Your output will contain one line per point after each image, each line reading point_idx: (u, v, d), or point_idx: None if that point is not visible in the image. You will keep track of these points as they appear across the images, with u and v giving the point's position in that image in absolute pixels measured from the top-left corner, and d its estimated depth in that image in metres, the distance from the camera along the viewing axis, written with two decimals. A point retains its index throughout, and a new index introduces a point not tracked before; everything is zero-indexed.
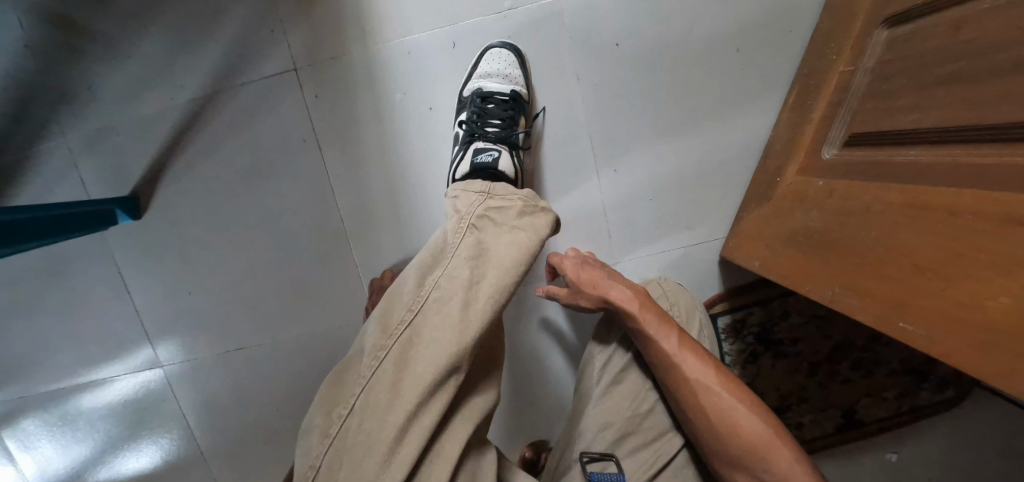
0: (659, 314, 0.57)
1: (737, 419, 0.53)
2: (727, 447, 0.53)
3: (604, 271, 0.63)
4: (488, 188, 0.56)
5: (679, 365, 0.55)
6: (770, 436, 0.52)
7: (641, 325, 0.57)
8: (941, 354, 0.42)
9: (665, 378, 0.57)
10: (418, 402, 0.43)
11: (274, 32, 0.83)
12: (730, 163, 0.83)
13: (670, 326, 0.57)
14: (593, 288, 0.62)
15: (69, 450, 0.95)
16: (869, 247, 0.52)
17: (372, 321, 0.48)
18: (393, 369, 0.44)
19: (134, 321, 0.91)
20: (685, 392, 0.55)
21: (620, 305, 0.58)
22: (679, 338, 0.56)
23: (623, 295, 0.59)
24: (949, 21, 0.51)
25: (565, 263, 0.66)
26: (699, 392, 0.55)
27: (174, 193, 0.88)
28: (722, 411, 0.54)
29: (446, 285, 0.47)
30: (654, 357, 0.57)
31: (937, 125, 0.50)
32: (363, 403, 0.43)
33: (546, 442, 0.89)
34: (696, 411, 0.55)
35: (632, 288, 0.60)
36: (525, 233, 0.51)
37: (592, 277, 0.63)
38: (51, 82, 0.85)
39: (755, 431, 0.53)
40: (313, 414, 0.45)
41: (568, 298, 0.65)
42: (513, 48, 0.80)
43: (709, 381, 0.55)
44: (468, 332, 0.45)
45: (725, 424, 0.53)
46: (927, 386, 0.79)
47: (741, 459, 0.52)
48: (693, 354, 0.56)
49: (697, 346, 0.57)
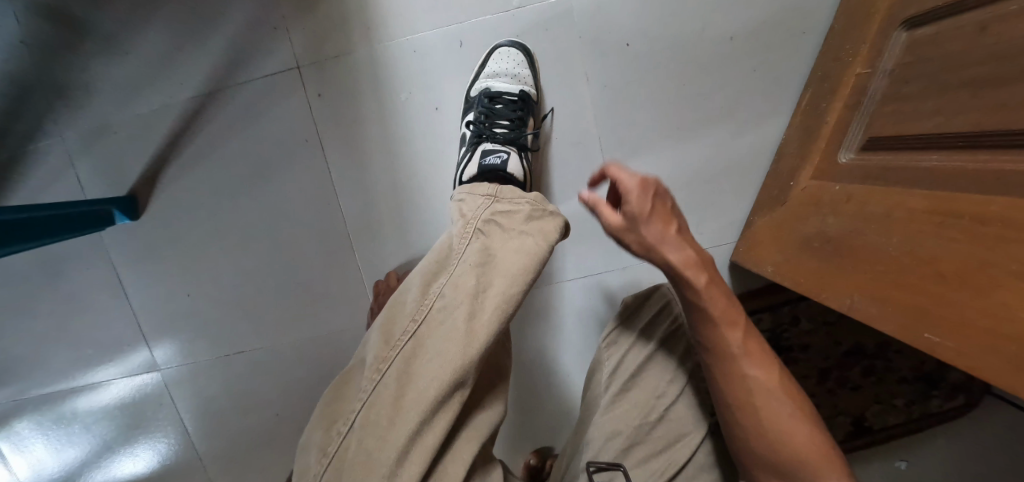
0: (727, 296, 0.47)
1: (795, 429, 0.45)
2: (775, 458, 0.45)
3: (678, 223, 0.44)
4: (494, 190, 0.54)
5: (739, 360, 0.47)
6: (826, 451, 0.45)
7: (706, 305, 0.46)
8: (968, 367, 0.40)
9: (715, 371, 0.48)
10: (421, 419, 0.41)
11: (277, 29, 0.81)
12: (741, 167, 0.82)
13: (739, 315, 0.47)
14: (657, 248, 0.43)
15: (63, 453, 0.93)
16: (888, 255, 0.51)
17: (373, 330, 0.47)
18: (395, 384, 0.42)
19: (131, 323, 0.89)
20: (740, 392, 0.47)
21: (685, 277, 0.44)
22: (745, 330, 0.47)
23: (690, 258, 0.44)
24: (973, 23, 0.50)
25: (633, 199, 0.40)
26: (756, 395, 0.46)
27: (173, 193, 0.86)
28: (777, 418, 0.46)
29: (451, 293, 0.45)
30: (713, 348, 0.48)
31: (960, 130, 0.48)
32: (364, 420, 0.41)
33: (551, 449, 0.87)
34: (747, 415, 0.47)
35: (698, 252, 0.45)
36: (533, 239, 0.49)
37: (664, 231, 0.43)
38: (48, 78, 0.84)
39: (811, 444, 0.45)
40: (312, 428, 0.44)
41: (610, 231, 0.44)
42: (522, 47, 0.78)
43: (772, 384, 0.46)
44: (475, 345, 0.43)
45: (776, 432, 0.45)
46: (938, 393, 0.77)
47: (791, 472, 0.45)
48: (757, 349, 0.48)
49: (761, 340, 0.49)
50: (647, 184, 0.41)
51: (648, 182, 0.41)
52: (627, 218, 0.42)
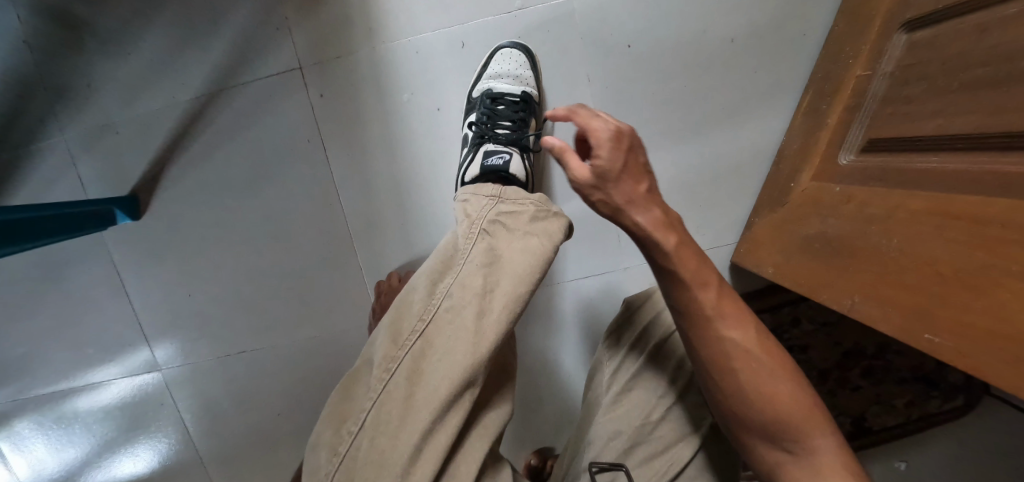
0: (697, 255, 0.44)
1: (776, 390, 0.43)
2: (758, 419, 0.44)
3: (647, 182, 0.41)
4: (498, 191, 0.52)
5: (715, 323, 0.44)
6: (808, 406, 0.44)
7: (676, 265, 0.43)
8: (967, 367, 0.41)
9: (689, 335, 0.46)
10: (432, 418, 0.40)
11: (279, 29, 0.82)
12: (742, 168, 0.82)
13: (709, 273, 0.45)
14: (626, 206, 0.40)
15: (64, 453, 0.93)
16: (889, 255, 0.51)
17: (380, 330, 0.44)
18: (405, 383, 0.41)
19: (132, 323, 0.89)
20: (716, 356, 0.45)
21: (654, 239, 0.41)
22: (717, 288, 0.45)
23: (656, 218, 0.41)
24: (973, 26, 0.50)
25: (606, 149, 0.37)
26: (734, 358, 0.44)
27: (174, 193, 0.86)
28: (757, 380, 0.44)
29: (458, 293, 0.43)
30: (685, 310, 0.45)
31: (960, 132, 0.49)
32: (374, 420, 0.40)
33: (551, 449, 0.87)
34: (725, 379, 0.45)
35: (665, 213, 0.42)
36: (539, 239, 0.48)
37: (632, 188, 0.40)
38: (50, 78, 0.84)
39: (794, 402, 0.44)
40: (320, 429, 0.42)
41: (573, 186, 0.41)
42: (523, 48, 0.78)
43: (749, 344, 0.45)
44: (485, 345, 0.41)
45: (756, 394, 0.44)
46: (937, 394, 0.78)
47: (776, 432, 0.44)
48: (731, 307, 0.45)
49: (734, 297, 0.46)
50: (620, 134, 0.38)
51: (621, 133, 0.38)
52: (596, 171, 0.39)
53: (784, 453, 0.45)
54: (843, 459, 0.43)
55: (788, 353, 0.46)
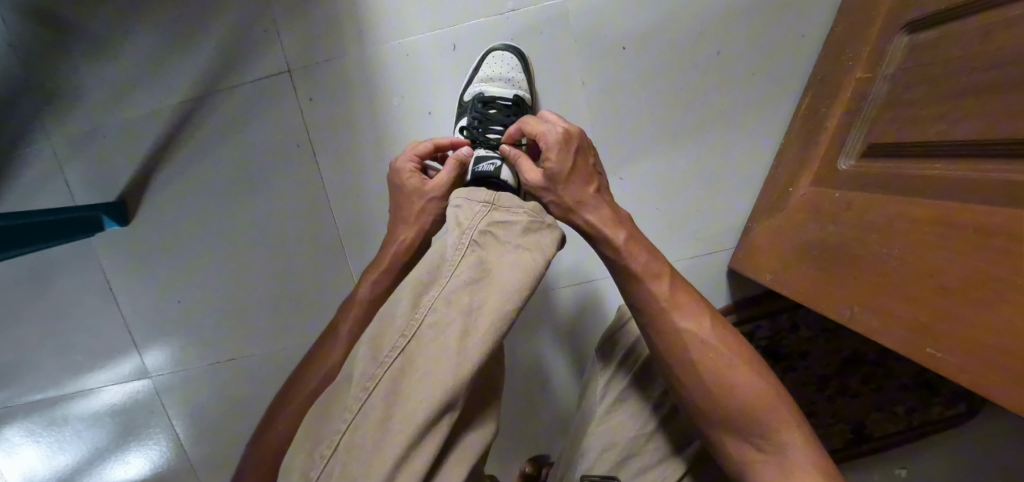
0: (650, 250, 0.49)
1: (734, 377, 0.44)
2: (720, 410, 0.44)
3: (596, 183, 0.51)
4: (493, 196, 0.46)
5: (671, 312, 0.46)
6: (771, 397, 0.44)
7: (628, 259, 0.48)
8: (970, 384, 0.39)
9: (648, 330, 0.47)
10: (407, 444, 0.36)
11: (267, 31, 0.80)
12: (740, 172, 0.81)
13: (661, 266, 0.49)
14: (576, 204, 0.50)
15: (55, 459, 0.92)
16: (892, 265, 0.50)
17: (361, 345, 0.42)
18: (382, 405, 0.38)
19: (121, 329, 0.88)
20: (674, 347, 0.46)
21: (602, 231, 0.49)
22: (670, 279, 0.49)
23: (604, 216, 0.49)
24: (976, 29, 0.48)
25: (553, 150, 0.49)
26: (692, 349, 0.45)
27: (164, 198, 0.85)
28: (716, 370, 0.45)
29: (443, 309, 0.40)
30: (641, 304, 0.48)
31: (964, 137, 0.47)
32: (349, 443, 0.37)
33: (546, 456, 0.86)
34: (685, 370, 0.45)
35: (615, 211, 0.50)
36: (531, 255, 0.43)
37: (581, 188, 0.50)
38: (36, 83, 0.82)
39: (755, 394, 0.44)
40: (294, 453, 0.39)
41: (532, 187, 0.51)
42: (515, 50, 0.77)
43: (705, 335, 0.46)
44: (468, 366, 0.38)
45: (718, 385, 0.44)
46: (938, 401, 0.75)
47: (739, 424, 0.43)
48: (685, 296, 0.48)
49: (689, 292, 0.49)
50: (567, 136, 0.50)
51: (568, 136, 0.50)
52: (548, 172, 0.49)
53: (753, 448, 0.43)
54: (812, 458, 0.41)
55: (747, 342, 0.47)
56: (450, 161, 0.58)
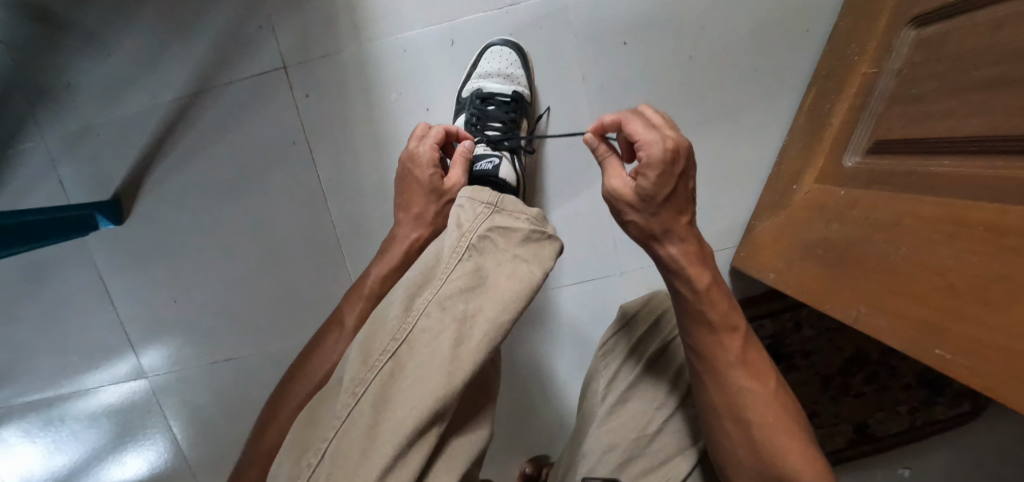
0: (728, 299, 0.46)
1: (788, 441, 0.41)
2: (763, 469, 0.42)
3: (690, 214, 0.45)
4: (496, 198, 0.45)
5: (734, 368, 0.44)
6: (818, 465, 0.41)
7: (704, 306, 0.44)
8: (983, 387, 0.38)
9: (706, 378, 0.45)
10: (395, 454, 0.35)
11: (262, 27, 0.79)
12: (743, 168, 0.79)
13: (738, 322, 0.46)
14: (661, 234, 0.45)
15: (52, 460, 0.91)
16: (898, 266, 0.48)
17: (353, 347, 0.41)
18: (370, 411, 0.36)
19: (117, 328, 0.87)
20: (730, 400, 0.44)
21: (681, 271, 0.44)
22: (743, 337, 0.45)
23: (689, 252, 0.45)
24: (987, 21, 0.47)
25: (653, 169, 0.41)
26: (749, 405, 0.43)
27: (159, 196, 0.84)
28: (769, 430, 0.42)
29: (436, 313, 0.39)
30: (704, 353, 0.45)
31: (975, 133, 0.46)
32: (335, 451, 0.36)
33: (546, 457, 0.85)
34: (736, 425, 0.43)
35: (700, 248, 0.46)
36: (530, 265, 0.42)
37: (672, 218, 0.44)
38: (28, 80, 0.81)
39: (805, 460, 0.41)
40: (281, 461, 0.38)
41: (615, 201, 0.45)
42: (514, 46, 0.76)
43: (767, 396, 0.43)
44: (461, 376, 0.37)
45: (768, 445, 0.42)
46: (942, 400, 0.74)
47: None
48: (755, 354, 0.46)
49: (760, 351, 0.46)
50: (675, 157, 0.41)
51: (674, 154, 0.41)
52: (640, 192, 0.43)
53: None
54: None
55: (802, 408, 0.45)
56: (458, 156, 0.61)
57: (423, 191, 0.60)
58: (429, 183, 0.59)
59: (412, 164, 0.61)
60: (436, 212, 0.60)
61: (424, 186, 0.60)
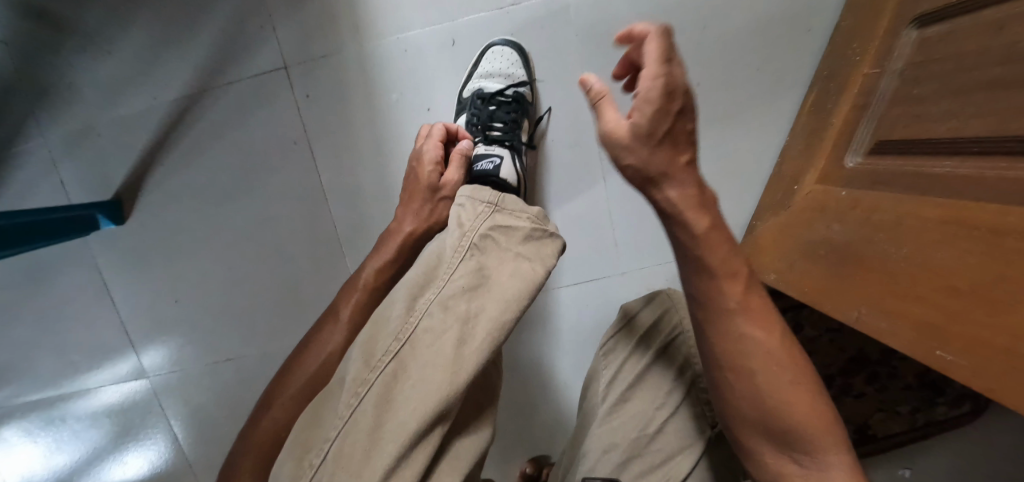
0: (731, 242, 0.40)
1: (795, 397, 0.38)
2: (769, 425, 0.39)
3: (690, 154, 0.37)
4: (497, 198, 0.46)
5: (737, 320, 0.39)
6: (826, 418, 0.38)
7: (702, 251, 0.38)
8: (985, 389, 0.38)
9: (707, 331, 0.41)
10: (398, 455, 0.35)
11: (263, 27, 0.79)
12: (743, 169, 0.79)
13: (739, 264, 0.40)
14: (661, 178, 0.36)
15: (53, 460, 0.91)
16: (901, 266, 0.48)
17: (354, 348, 0.41)
18: (373, 413, 0.36)
19: (118, 328, 0.87)
20: (732, 353, 0.40)
21: (680, 217, 0.37)
22: (745, 280, 0.40)
23: (689, 196, 0.38)
24: (989, 22, 0.47)
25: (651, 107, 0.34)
26: (755, 362, 0.39)
27: (159, 196, 0.84)
28: (776, 385, 0.39)
29: (439, 313, 0.39)
30: (705, 301, 0.40)
31: (979, 133, 0.45)
32: (337, 452, 0.36)
33: (547, 457, 0.85)
34: (738, 377, 0.40)
35: (700, 190, 0.38)
36: (532, 264, 0.42)
37: (671, 159, 0.36)
38: (29, 80, 0.81)
39: (811, 413, 0.38)
40: (282, 462, 0.38)
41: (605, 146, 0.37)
42: (515, 46, 0.76)
43: (773, 348, 0.39)
44: (463, 376, 0.37)
45: (774, 401, 0.38)
46: (943, 401, 0.74)
47: (786, 438, 0.38)
48: (758, 300, 0.40)
49: (762, 295, 0.41)
50: (671, 91, 0.33)
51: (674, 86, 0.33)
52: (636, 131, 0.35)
53: (793, 463, 0.39)
54: None
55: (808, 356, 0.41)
56: (455, 155, 0.62)
57: (423, 191, 0.60)
58: (429, 183, 0.60)
59: (416, 162, 0.62)
60: (436, 213, 0.60)
61: (424, 186, 0.60)
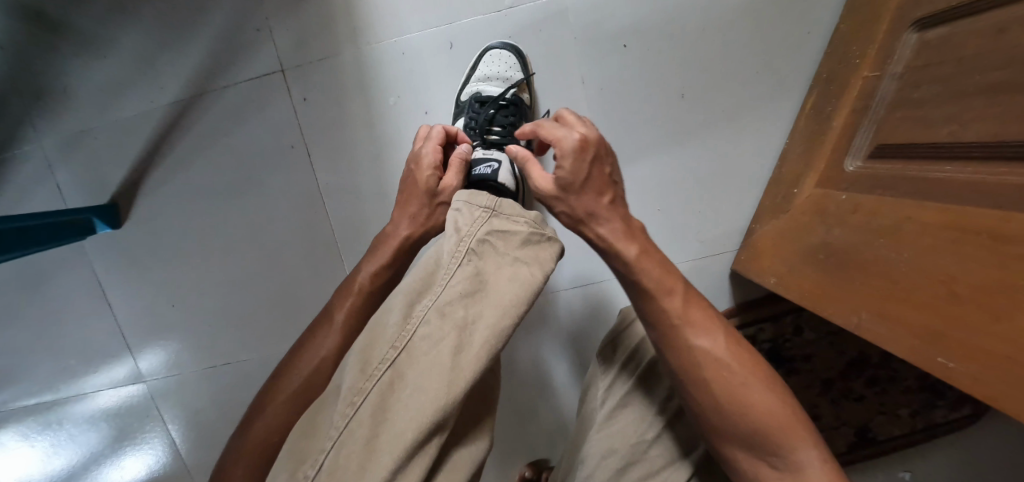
0: (662, 263, 0.45)
1: (750, 397, 0.42)
2: (736, 430, 0.42)
3: (611, 194, 0.44)
4: (494, 202, 0.44)
5: (683, 330, 0.44)
6: (787, 416, 0.42)
7: (640, 275, 0.44)
8: (985, 397, 0.37)
9: (662, 347, 0.45)
10: (394, 466, 0.35)
11: (260, 30, 0.78)
12: (743, 171, 0.79)
13: (675, 280, 0.45)
14: (586, 217, 0.44)
15: (50, 464, 0.91)
16: (902, 271, 0.48)
17: (351, 355, 0.40)
18: (369, 423, 0.36)
19: (115, 332, 0.87)
20: (687, 363, 0.44)
21: (613, 246, 0.44)
22: (683, 294, 0.45)
23: (619, 230, 0.45)
24: (989, 26, 0.47)
25: (568, 158, 0.42)
26: (707, 370, 0.43)
27: (156, 200, 0.83)
28: (731, 391, 0.42)
29: (435, 321, 0.38)
30: (654, 320, 0.45)
31: (979, 138, 0.45)
32: (333, 463, 0.35)
33: (546, 461, 0.85)
34: (697, 387, 0.43)
35: (628, 224, 0.45)
36: (530, 268, 0.42)
37: (594, 201, 0.44)
38: (25, 83, 0.81)
39: (771, 411, 0.42)
40: (278, 471, 0.38)
41: (541, 195, 0.46)
42: (513, 49, 0.75)
43: (721, 354, 0.43)
44: (460, 385, 0.36)
45: (734, 406, 0.42)
46: (943, 404, 0.74)
47: (753, 440, 0.42)
48: (700, 311, 0.45)
49: (703, 305, 0.46)
50: (584, 146, 0.42)
51: (585, 143, 0.42)
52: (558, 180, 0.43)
53: (768, 465, 0.42)
54: (831, 474, 0.40)
55: (759, 357, 0.45)
56: (454, 159, 0.60)
57: (420, 195, 0.59)
58: (427, 189, 0.59)
59: (415, 165, 0.60)
60: (433, 217, 0.60)
61: (422, 191, 0.59)
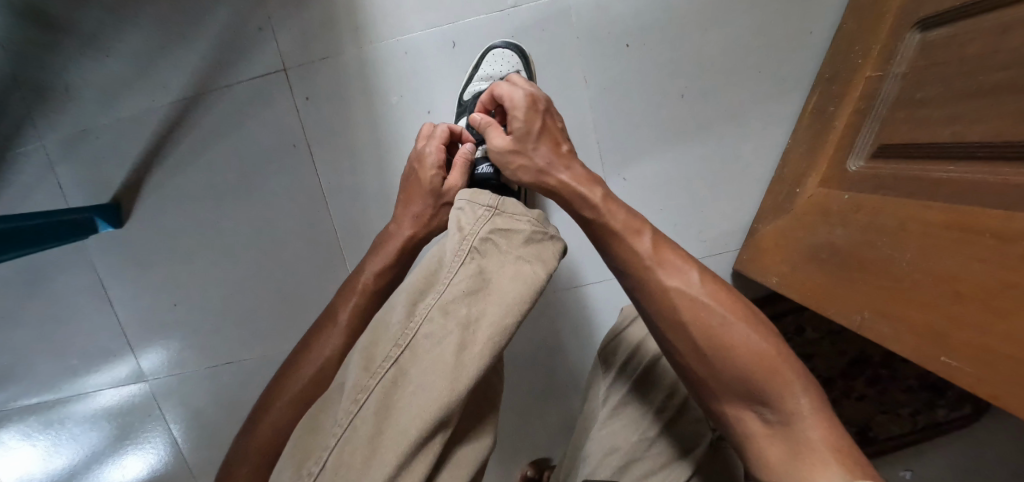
0: (627, 208, 0.47)
1: (728, 337, 0.41)
2: (719, 375, 0.41)
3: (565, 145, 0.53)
4: (496, 201, 0.45)
5: (657, 273, 0.44)
6: (773, 359, 0.40)
7: (605, 217, 0.47)
8: (988, 395, 0.38)
9: (638, 295, 0.45)
10: (398, 463, 0.35)
11: (262, 29, 0.78)
12: (745, 170, 0.79)
13: (643, 223, 0.46)
14: (547, 166, 0.50)
15: (51, 463, 0.91)
16: (904, 270, 0.48)
17: (355, 352, 0.40)
18: (372, 420, 0.36)
19: (117, 331, 0.87)
20: (664, 307, 0.43)
21: (577, 189, 0.48)
22: (652, 235, 0.46)
23: (578, 175, 0.50)
24: (992, 26, 0.47)
25: (523, 108, 0.52)
26: (683, 311, 0.42)
27: (158, 199, 0.83)
28: (708, 331, 0.41)
29: (439, 318, 0.38)
30: (627, 268, 0.45)
31: (982, 138, 0.45)
32: (337, 461, 0.35)
33: (547, 460, 0.84)
34: (673, 329, 0.43)
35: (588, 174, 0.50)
36: (533, 266, 0.42)
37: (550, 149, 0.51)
38: (26, 82, 0.81)
39: (752, 351, 0.40)
40: (282, 469, 0.38)
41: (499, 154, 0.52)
42: (516, 49, 0.74)
43: (696, 294, 0.42)
44: (464, 382, 0.36)
45: (713, 348, 0.41)
46: (943, 403, 0.74)
47: (737, 386, 0.40)
48: (673, 255, 0.45)
49: (676, 248, 0.46)
50: (534, 99, 0.53)
51: (534, 98, 0.53)
52: (517, 130, 0.51)
53: (759, 420, 0.40)
54: (823, 426, 0.38)
55: (743, 300, 0.44)
56: (459, 159, 0.60)
57: (423, 192, 0.60)
58: (431, 186, 0.60)
59: (418, 164, 0.61)
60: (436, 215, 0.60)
61: (426, 190, 0.60)
